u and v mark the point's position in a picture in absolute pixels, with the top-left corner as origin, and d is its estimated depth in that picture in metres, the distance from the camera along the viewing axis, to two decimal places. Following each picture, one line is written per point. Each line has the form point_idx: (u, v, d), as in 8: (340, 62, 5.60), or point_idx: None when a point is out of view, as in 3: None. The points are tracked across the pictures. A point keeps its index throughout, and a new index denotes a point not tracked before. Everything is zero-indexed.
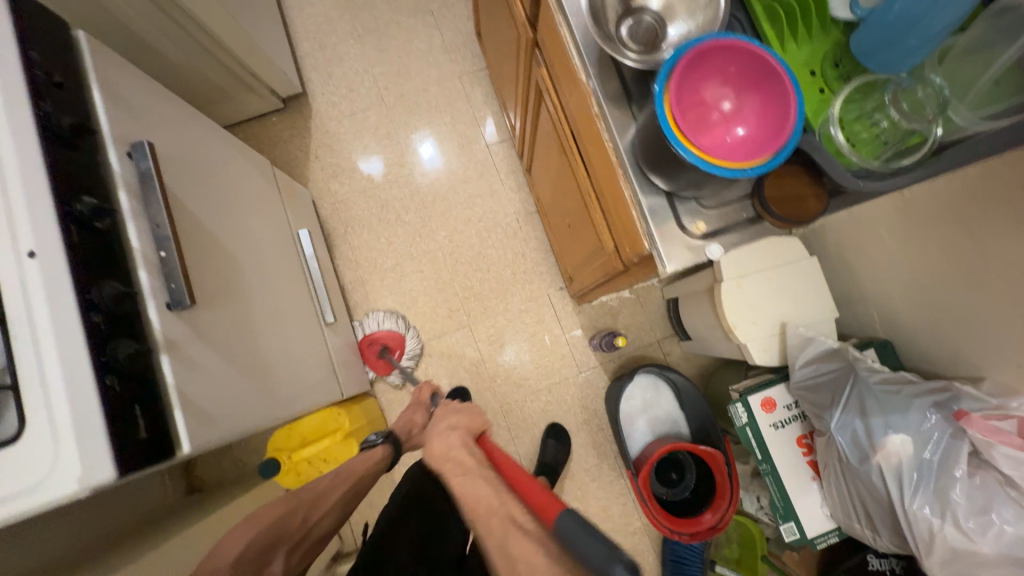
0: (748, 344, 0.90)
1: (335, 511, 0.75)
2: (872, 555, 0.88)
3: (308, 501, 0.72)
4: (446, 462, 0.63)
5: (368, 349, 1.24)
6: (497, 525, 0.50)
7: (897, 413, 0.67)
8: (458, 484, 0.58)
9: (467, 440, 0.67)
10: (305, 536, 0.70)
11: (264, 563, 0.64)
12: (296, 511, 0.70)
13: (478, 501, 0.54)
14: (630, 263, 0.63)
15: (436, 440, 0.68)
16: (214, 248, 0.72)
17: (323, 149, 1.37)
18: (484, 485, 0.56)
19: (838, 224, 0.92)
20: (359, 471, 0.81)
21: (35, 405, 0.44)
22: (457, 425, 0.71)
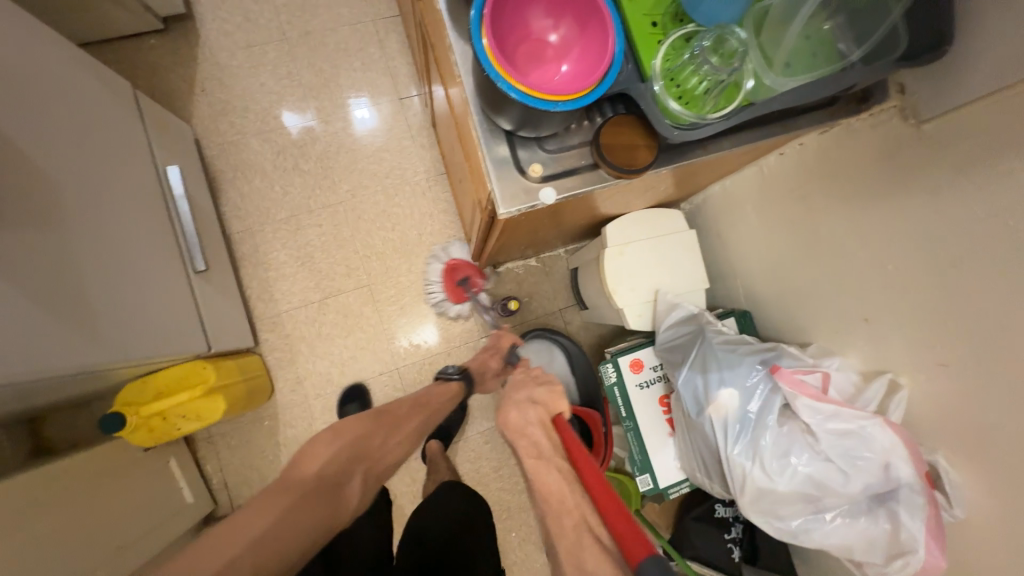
0: (625, 309, 0.93)
1: (411, 439, 0.78)
2: (720, 504, 1.00)
3: (389, 423, 0.75)
4: (521, 438, 0.65)
5: (449, 275, 1.21)
6: (570, 528, 0.49)
7: (731, 369, 0.73)
8: (530, 465, 0.60)
9: (546, 419, 0.68)
10: (382, 459, 0.72)
11: (348, 477, 0.66)
12: (376, 432, 0.72)
13: (554, 493, 0.54)
14: (488, 211, 0.63)
15: (513, 411, 0.70)
16: (15, 165, 0.62)
17: (212, 83, 1.23)
18: (559, 479, 0.56)
19: (715, 199, 0.96)
20: (434, 405, 0.85)
21: None
22: (537, 400, 0.72)
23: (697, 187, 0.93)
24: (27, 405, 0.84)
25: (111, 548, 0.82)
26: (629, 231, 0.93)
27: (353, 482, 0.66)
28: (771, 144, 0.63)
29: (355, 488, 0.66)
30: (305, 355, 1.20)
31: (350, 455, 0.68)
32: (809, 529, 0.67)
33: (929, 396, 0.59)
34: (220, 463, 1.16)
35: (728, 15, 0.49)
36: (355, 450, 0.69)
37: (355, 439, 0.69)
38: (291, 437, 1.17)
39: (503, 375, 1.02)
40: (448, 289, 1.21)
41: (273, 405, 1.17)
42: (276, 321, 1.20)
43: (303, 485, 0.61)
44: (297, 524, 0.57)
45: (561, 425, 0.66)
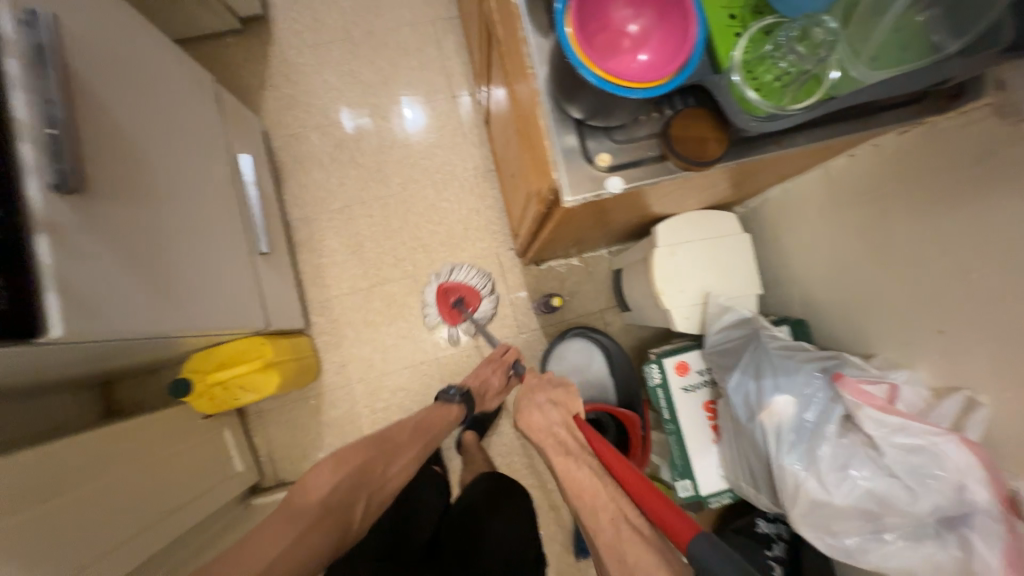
0: (672, 311, 0.92)
1: (412, 465, 0.86)
2: (762, 519, 0.96)
3: (388, 451, 0.83)
4: (546, 439, 0.73)
5: (443, 297, 1.23)
6: (607, 523, 0.57)
7: (787, 375, 0.71)
8: (560, 464, 0.68)
9: (568, 419, 0.75)
10: (383, 486, 0.80)
11: (350, 504, 0.75)
12: (376, 462, 0.80)
13: (587, 491, 0.62)
14: (547, 204, 0.64)
15: (534, 414, 0.77)
16: (123, 145, 0.68)
17: (280, 79, 1.31)
18: (588, 476, 0.64)
19: (774, 203, 0.93)
20: (434, 429, 0.91)
21: None
22: (557, 400, 0.78)
23: (755, 189, 0.91)
24: (103, 368, 0.91)
25: (169, 507, 0.88)
26: (681, 232, 0.92)
27: (355, 508, 0.75)
28: (847, 142, 0.61)
29: (358, 513, 0.75)
30: (351, 339, 1.25)
31: (352, 483, 0.76)
32: (866, 548, 0.64)
33: (1010, 415, 0.56)
34: (267, 437, 1.21)
35: (816, 6, 0.48)
36: (356, 479, 0.77)
37: (355, 470, 0.77)
38: (333, 418, 1.22)
39: (505, 390, 1.06)
40: (444, 312, 1.23)
41: (319, 386, 1.22)
42: (325, 305, 1.25)
43: (311, 513, 0.70)
44: (305, 552, 0.66)
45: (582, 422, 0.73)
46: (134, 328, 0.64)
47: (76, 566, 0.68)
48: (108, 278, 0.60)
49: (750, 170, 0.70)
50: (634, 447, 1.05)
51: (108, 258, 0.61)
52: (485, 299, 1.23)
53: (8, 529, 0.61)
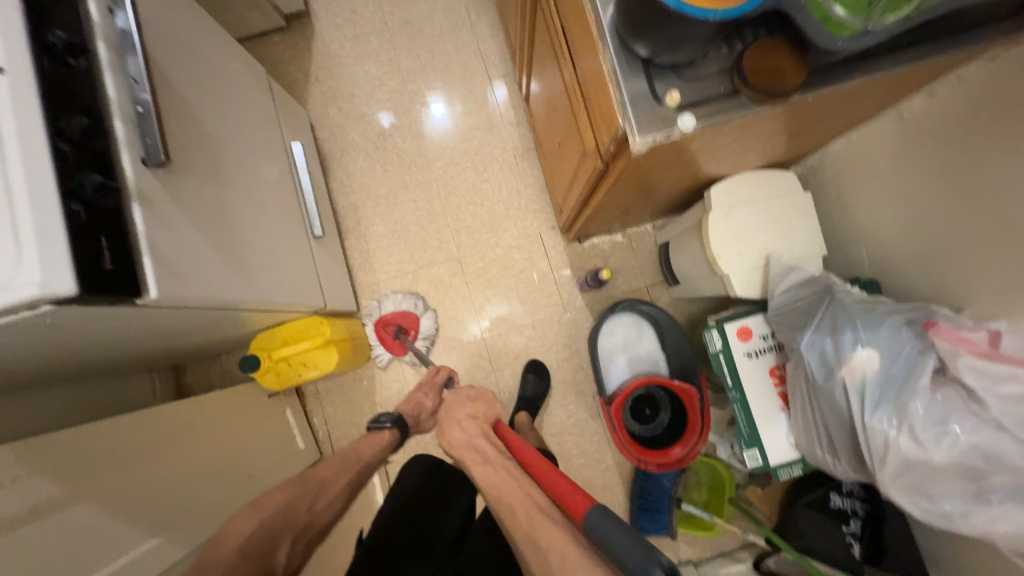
0: (731, 276, 0.88)
1: (344, 498, 0.78)
2: (836, 494, 0.91)
3: (313, 488, 0.74)
4: (466, 450, 0.73)
5: (383, 331, 1.23)
6: (522, 513, 0.56)
7: (868, 329, 0.67)
8: (479, 471, 0.67)
9: (483, 429, 0.77)
10: (310, 526, 0.71)
11: (272, 549, 0.65)
12: (300, 500, 0.72)
13: (505, 489, 0.61)
14: (608, 156, 0.64)
15: (454, 428, 0.78)
16: (196, 126, 0.72)
17: (323, 73, 1.36)
18: (505, 474, 0.64)
19: (836, 158, 0.88)
20: (363, 459, 0.83)
21: None
22: (475, 415, 0.81)
23: (816, 144, 0.87)
24: (176, 350, 0.97)
25: (245, 476, 0.93)
26: (737, 195, 0.89)
27: (278, 553, 0.65)
28: (933, 70, 0.56)
29: (282, 559, 0.66)
30: None
31: (273, 525, 0.67)
32: (967, 512, 0.59)
33: None
34: (324, 418, 1.26)
35: None
36: (278, 521, 0.68)
37: (276, 510, 0.68)
38: (386, 398, 1.25)
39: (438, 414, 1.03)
40: (389, 346, 1.23)
41: (371, 367, 1.26)
42: (374, 289, 1.29)
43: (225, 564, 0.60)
44: None
45: (499, 431, 0.77)
46: (212, 296, 0.68)
47: (166, 524, 0.73)
48: (190, 248, 0.64)
49: (819, 115, 0.66)
50: (691, 422, 1.01)
51: (188, 229, 0.64)
52: (424, 320, 1.24)
53: (105, 485, 0.66)
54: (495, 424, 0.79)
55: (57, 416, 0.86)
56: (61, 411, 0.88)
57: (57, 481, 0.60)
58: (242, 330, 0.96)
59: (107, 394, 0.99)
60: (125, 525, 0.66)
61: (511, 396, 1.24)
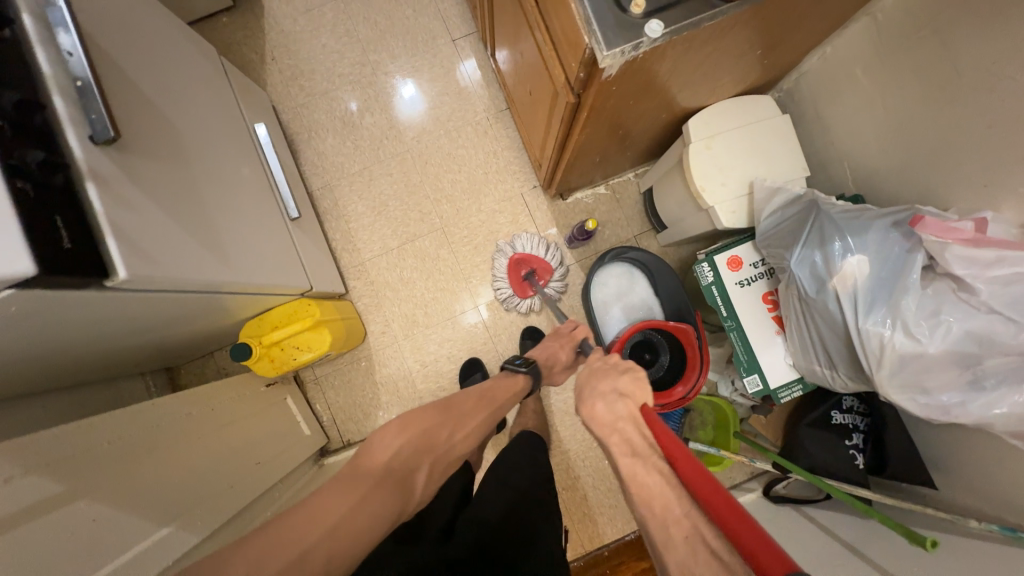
0: (716, 207, 0.87)
1: (477, 431, 0.74)
2: (835, 411, 0.94)
3: (454, 416, 0.71)
4: (612, 435, 0.57)
5: (515, 269, 1.20)
6: (685, 547, 0.42)
7: (857, 236, 0.67)
8: (629, 470, 0.51)
9: (635, 413, 0.58)
10: (446, 453, 0.68)
11: (414, 469, 0.62)
12: (443, 425, 0.68)
13: (658, 499, 0.47)
14: (578, 85, 0.61)
15: (599, 403, 0.61)
16: (148, 105, 0.69)
17: (279, 50, 1.30)
18: (659, 481, 0.48)
19: (812, 77, 0.87)
20: (501, 398, 0.81)
21: None
22: (623, 391, 0.62)
23: (789, 64, 0.85)
24: (161, 347, 0.94)
25: (252, 464, 0.93)
26: (716, 123, 0.87)
27: (419, 474, 0.62)
28: None
29: (423, 479, 0.63)
30: (391, 299, 1.25)
31: (419, 446, 0.64)
32: (966, 402, 0.60)
33: None
34: (328, 404, 1.25)
35: None
36: (423, 441, 0.65)
37: (422, 430, 0.66)
38: (386, 376, 1.24)
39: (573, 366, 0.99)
40: (516, 284, 1.20)
41: (367, 347, 1.25)
42: (361, 270, 1.26)
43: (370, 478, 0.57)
44: (365, 521, 0.52)
45: (653, 418, 0.57)
46: (187, 279, 0.65)
47: (176, 513, 0.72)
48: (157, 229, 0.61)
49: (789, 22, 0.64)
50: (691, 359, 1.02)
51: (153, 211, 0.62)
52: (557, 272, 1.20)
53: (106, 478, 0.65)
54: (649, 410, 0.59)
55: (40, 427, 0.84)
56: (47, 415, 0.86)
57: (55, 478, 0.59)
58: (230, 319, 0.94)
59: (99, 400, 0.97)
60: (132, 516, 0.66)
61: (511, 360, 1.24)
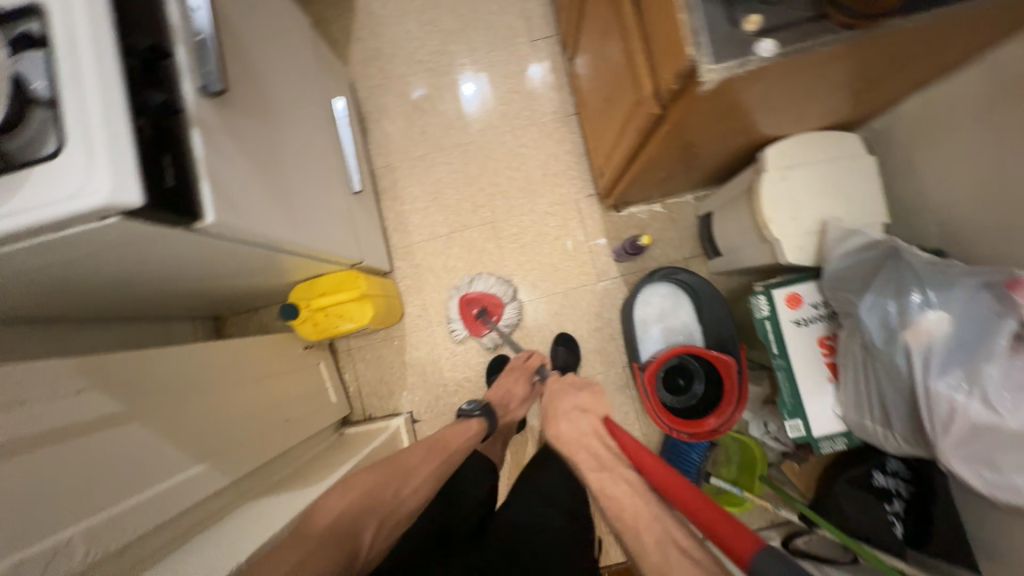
0: (782, 240, 0.84)
1: (428, 484, 0.80)
2: (877, 472, 0.88)
3: (400, 473, 0.78)
4: (579, 451, 0.71)
5: (465, 309, 1.22)
6: (653, 548, 0.51)
7: (940, 291, 0.63)
8: (596, 479, 0.64)
9: (597, 428, 0.73)
10: (394, 511, 0.73)
11: (358, 529, 0.68)
12: (385, 485, 0.75)
13: (629, 508, 0.57)
14: (668, 95, 0.60)
15: (564, 423, 0.76)
16: (250, 66, 0.72)
17: (365, 31, 1.35)
18: (627, 489, 0.59)
19: (908, 120, 0.83)
20: (452, 444, 0.86)
21: (74, 135, 0.45)
22: (584, 408, 0.78)
23: (885, 103, 0.81)
24: (217, 295, 0.99)
25: (282, 420, 0.96)
26: (796, 155, 0.84)
27: (363, 534, 0.68)
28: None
29: (367, 541, 0.68)
30: (432, 284, 1.27)
31: (363, 506, 0.71)
32: None
33: None
34: (356, 376, 1.28)
35: None
36: (367, 502, 0.71)
37: (364, 491, 0.72)
38: (416, 358, 1.26)
39: (529, 398, 1.07)
40: (468, 324, 1.22)
41: (402, 328, 1.27)
42: (408, 251, 1.29)
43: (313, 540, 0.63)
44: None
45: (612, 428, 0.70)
46: (261, 233, 0.68)
47: (212, 453, 0.76)
48: (243, 181, 0.65)
49: (899, 58, 0.62)
50: (727, 392, 0.99)
51: (243, 164, 0.65)
52: (508, 308, 1.22)
53: (158, 408, 0.69)
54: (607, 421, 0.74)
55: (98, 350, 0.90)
56: (105, 341, 0.92)
57: (117, 399, 0.63)
58: (284, 279, 0.98)
59: (153, 335, 1.03)
60: (172, 448, 0.69)
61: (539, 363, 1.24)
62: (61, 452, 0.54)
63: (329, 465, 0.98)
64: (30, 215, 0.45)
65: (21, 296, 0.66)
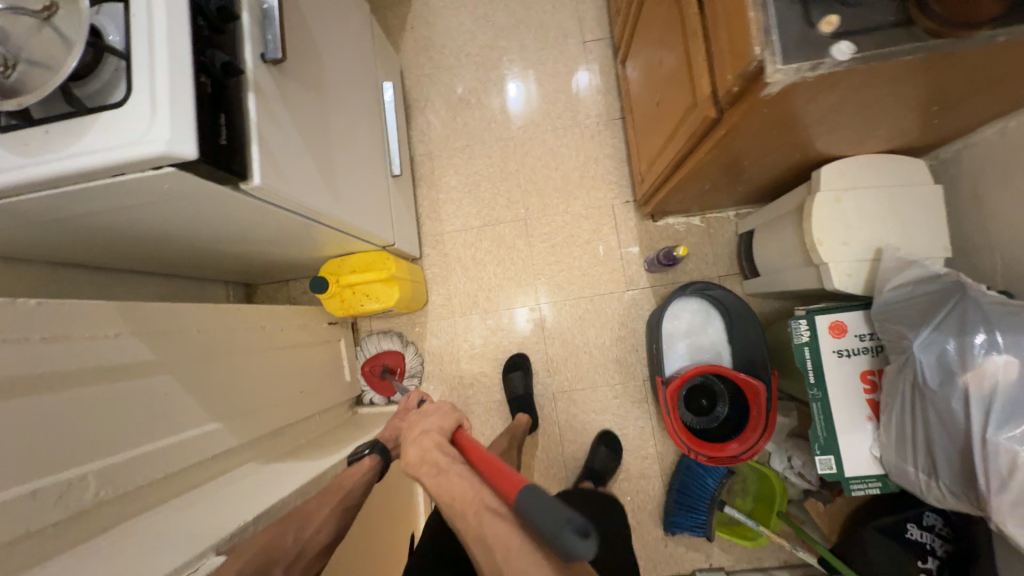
0: (830, 265, 0.79)
1: (332, 524, 0.66)
2: (913, 525, 0.81)
3: (297, 514, 0.64)
4: (422, 467, 0.64)
5: (371, 376, 1.25)
6: (473, 516, 0.55)
7: (1009, 333, 0.59)
8: (432, 486, 0.61)
9: (440, 441, 0.67)
10: (299, 557, 0.60)
11: None
12: (284, 531, 0.60)
13: (458, 497, 0.58)
14: (728, 98, 0.58)
15: (412, 446, 0.68)
16: (308, 39, 0.74)
17: (419, 21, 1.36)
18: (460, 481, 0.59)
19: (982, 151, 0.77)
20: (349, 485, 0.73)
21: (141, 86, 0.47)
22: (432, 429, 0.71)
23: (958, 131, 0.76)
24: (252, 261, 1.02)
25: (298, 391, 0.97)
26: (855, 176, 0.79)
27: None
28: None
29: None
30: (459, 275, 1.27)
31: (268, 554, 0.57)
32: None
33: None
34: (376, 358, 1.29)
35: None
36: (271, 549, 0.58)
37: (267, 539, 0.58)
38: (435, 347, 1.26)
39: None
40: (378, 387, 1.25)
41: (424, 315, 1.27)
42: (438, 240, 1.29)
43: None
44: None
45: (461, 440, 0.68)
46: (302, 204, 0.70)
47: (231, 412, 0.77)
48: (291, 150, 0.66)
49: (983, 79, 0.57)
50: (753, 419, 0.95)
51: (292, 132, 0.66)
52: (405, 358, 1.23)
53: (185, 362, 0.70)
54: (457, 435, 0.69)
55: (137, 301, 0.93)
56: (145, 292, 0.96)
57: (149, 347, 0.65)
58: (316, 254, 1.00)
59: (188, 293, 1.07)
60: (193, 403, 0.71)
61: (557, 366, 1.22)
62: (92, 391, 0.56)
63: (339, 441, 0.99)
64: (91, 159, 0.47)
65: (75, 240, 0.69)
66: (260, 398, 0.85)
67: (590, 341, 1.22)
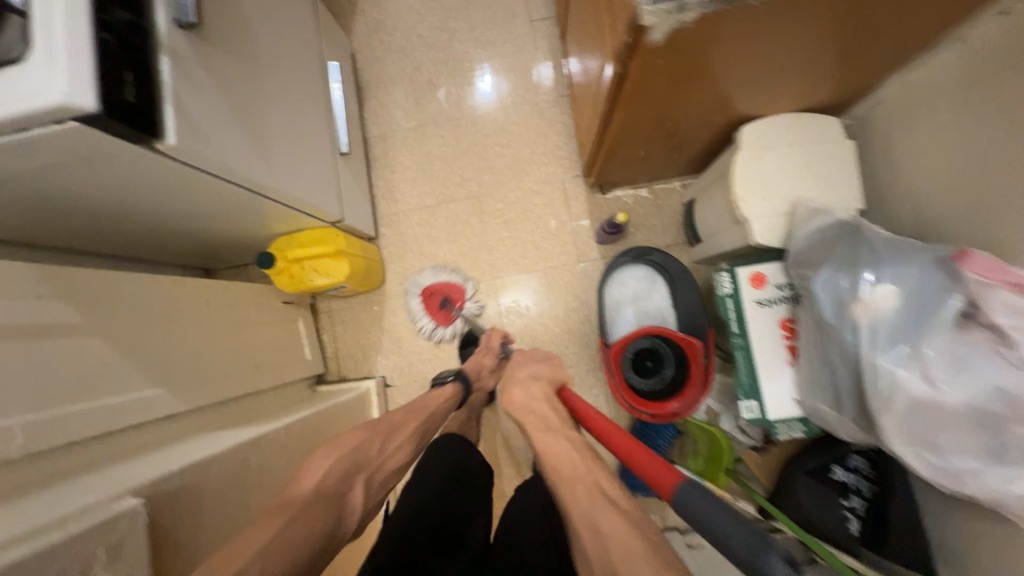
0: (751, 220, 0.82)
1: (411, 445, 0.78)
2: (840, 467, 0.88)
3: (384, 430, 0.75)
4: (528, 412, 0.74)
5: (430, 301, 1.23)
6: (584, 495, 0.54)
7: (894, 268, 0.65)
8: (542, 437, 0.66)
9: (547, 394, 0.78)
10: (380, 468, 0.71)
11: (346, 489, 0.64)
12: (372, 441, 0.72)
13: (568, 475, 0.57)
14: (624, 51, 0.60)
15: (517, 387, 0.80)
16: (235, 9, 0.76)
17: (370, 4, 1.38)
18: (566, 446, 0.63)
19: (888, 106, 0.81)
20: (434, 408, 0.86)
21: (38, 40, 0.48)
22: (539, 374, 0.83)
23: (864, 87, 0.80)
24: (199, 240, 1.03)
25: (250, 365, 0.99)
26: (772, 134, 0.83)
27: (353, 492, 0.65)
28: None
29: (356, 496, 0.65)
30: (414, 254, 1.29)
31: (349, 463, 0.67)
32: (980, 468, 0.59)
33: None
34: (336, 338, 1.30)
35: None
36: (355, 458, 0.69)
37: (350, 451, 0.69)
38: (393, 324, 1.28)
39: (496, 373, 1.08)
40: (435, 315, 1.23)
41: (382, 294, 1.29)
42: (394, 219, 1.31)
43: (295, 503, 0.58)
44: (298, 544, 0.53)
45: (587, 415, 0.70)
46: (233, 169, 0.72)
47: (174, 378, 0.79)
48: (216, 115, 0.68)
49: (863, 28, 0.61)
50: (692, 377, 0.99)
51: (217, 97, 0.68)
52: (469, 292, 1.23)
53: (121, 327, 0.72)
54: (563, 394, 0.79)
55: None
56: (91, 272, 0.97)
57: (78, 309, 0.67)
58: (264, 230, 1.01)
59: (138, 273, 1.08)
60: (131, 366, 0.72)
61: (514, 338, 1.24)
62: (15, 347, 0.58)
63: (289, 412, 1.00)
64: None
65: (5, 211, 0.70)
66: (205, 367, 0.86)
67: (545, 313, 1.25)
